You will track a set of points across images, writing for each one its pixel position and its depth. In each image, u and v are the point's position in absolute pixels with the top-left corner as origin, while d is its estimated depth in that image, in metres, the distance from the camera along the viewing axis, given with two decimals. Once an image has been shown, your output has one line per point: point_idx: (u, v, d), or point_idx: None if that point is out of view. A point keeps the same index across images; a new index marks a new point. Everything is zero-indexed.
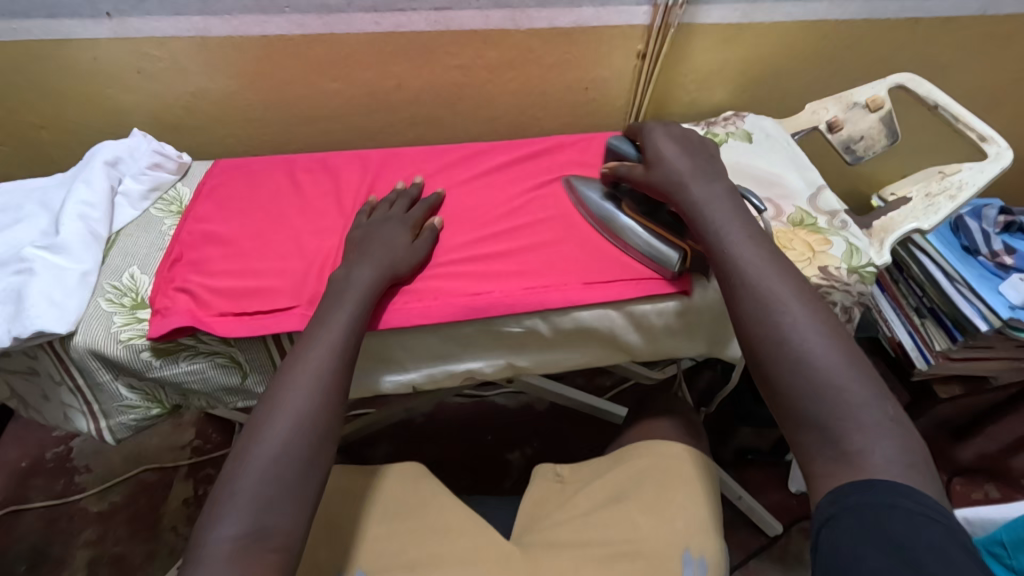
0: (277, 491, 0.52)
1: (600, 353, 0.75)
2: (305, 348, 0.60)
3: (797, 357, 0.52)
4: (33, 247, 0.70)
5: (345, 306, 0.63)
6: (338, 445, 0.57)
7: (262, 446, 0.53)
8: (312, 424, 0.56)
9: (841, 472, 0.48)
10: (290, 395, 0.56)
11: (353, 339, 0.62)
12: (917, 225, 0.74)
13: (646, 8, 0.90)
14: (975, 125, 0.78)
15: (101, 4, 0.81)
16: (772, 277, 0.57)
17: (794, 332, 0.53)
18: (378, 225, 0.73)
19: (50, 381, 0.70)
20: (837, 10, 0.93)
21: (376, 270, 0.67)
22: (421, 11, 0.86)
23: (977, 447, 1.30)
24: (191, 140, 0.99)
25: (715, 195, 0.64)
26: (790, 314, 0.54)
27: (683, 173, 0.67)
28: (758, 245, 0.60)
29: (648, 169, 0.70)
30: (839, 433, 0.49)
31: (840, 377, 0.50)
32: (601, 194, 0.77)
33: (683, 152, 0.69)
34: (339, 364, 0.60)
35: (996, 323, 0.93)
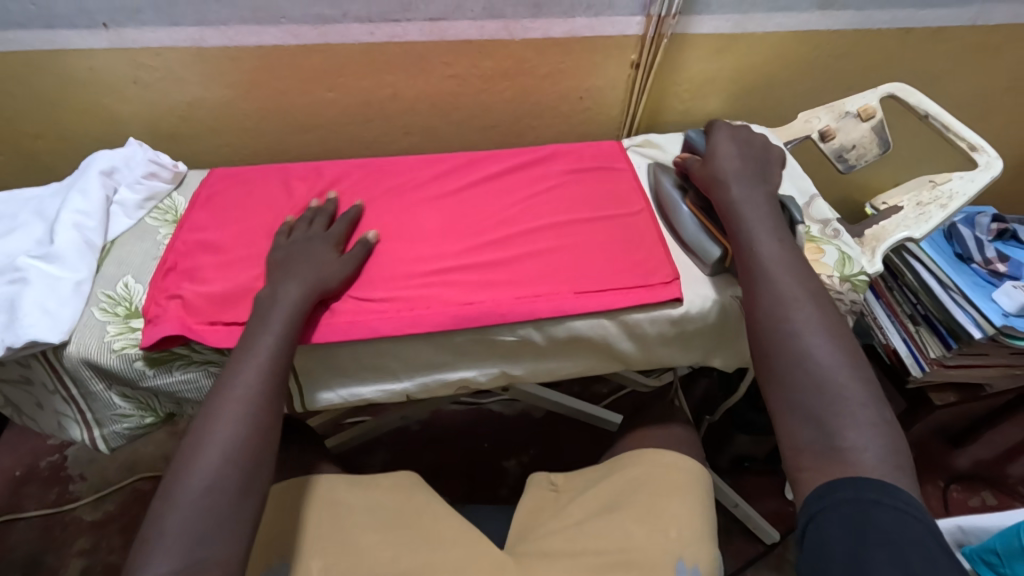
0: (210, 521, 0.52)
1: (593, 362, 0.75)
2: (230, 378, 0.60)
3: (803, 351, 0.56)
4: (28, 257, 0.70)
5: (270, 331, 0.63)
6: (272, 467, 0.58)
7: (192, 479, 0.54)
8: (240, 450, 0.56)
9: (832, 466, 0.50)
10: (215, 426, 0.57)
11: (279, 364, 0.62)
12: (908, 234, 0.74)
13: (639, 18, 0.90)
14: (965, 134, 0.78)
15: (97, 15, 0.82)
16: (788, 278, 0.61)
17: (808, 326, 0.57)
18: (299, 245, 0.72)
19: (43, 391, 0.70)
20: (828, 20, 0.94)
21: (302, 288, 0.67)
22: (416, 21, 0.87)
23: (972, 454, 1.31)
24: (187, 149, 0.99)
25: (748, 199, 0.68)
26: (806, 311, 0.58)
27: (731, 172, 0.71)
28: (784, 250, 0.64)
29: (704, 163, 0.74)
30: (833, 428, 0.51)
31: (843, 373, 0.54)
32: (674, 181, 0.81)
33: (739, 153, 0.73)
34: (266, 391, 0.60)
35: (990, 330, 0.94)
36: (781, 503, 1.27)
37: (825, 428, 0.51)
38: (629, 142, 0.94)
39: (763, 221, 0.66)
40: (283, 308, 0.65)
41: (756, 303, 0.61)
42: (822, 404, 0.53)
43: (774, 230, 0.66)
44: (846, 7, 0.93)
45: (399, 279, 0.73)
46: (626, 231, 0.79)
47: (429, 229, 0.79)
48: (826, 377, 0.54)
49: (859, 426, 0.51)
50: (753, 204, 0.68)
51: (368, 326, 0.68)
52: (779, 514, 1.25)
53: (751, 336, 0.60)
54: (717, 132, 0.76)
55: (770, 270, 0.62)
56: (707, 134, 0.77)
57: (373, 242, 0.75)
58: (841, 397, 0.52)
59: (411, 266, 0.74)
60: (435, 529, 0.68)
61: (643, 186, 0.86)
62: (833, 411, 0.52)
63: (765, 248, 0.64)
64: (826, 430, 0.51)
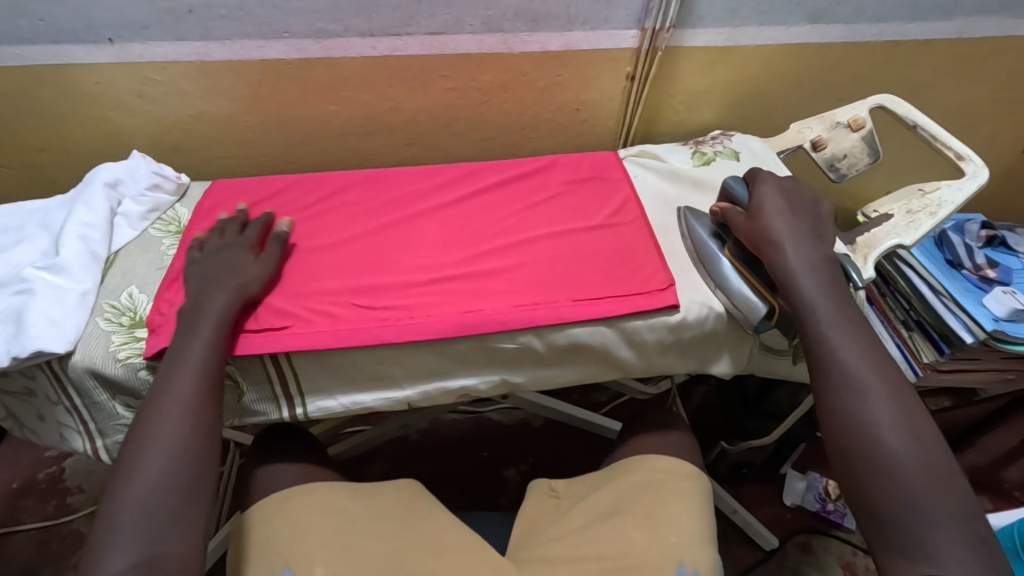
0: (161, 517, 0.54)
1: (591, 368, 0.76)
2: (164, 384, 0.61)
3: (889, 454, 0.55)
4: (33, 268, 0.71)
5: (199, 338, 0.64)
6: (218, 458, 0.60)
7: (137, 481, 0.55)
8: (186, 447, 0.58)
9: (912, 567, 0.50)
10: (158, 428, 0.58)
11: (213, 367, 0.62)
12: (899, 240, 0.75)
13: (635, 32, 0.93)
14: (953, 144, 0.80)
15: (104, 30, 0.83)
16: (865, 368, 0.60)
17: (888, 421, 0.57)
18: (212, 256, 0.72)
19: (47, 401, 0.70)
20: (818, 34, 0.97)
21: (229, 297, 0.68)
22: (416, 35, 0.89)
23: (968, 459, 1.32)
24: (189, 161, 1.00)
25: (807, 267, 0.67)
26: (886, 405, 0.57)
27: (782, 232, 0.69)
28: (857, 332, 0.63)
29: (752, 219, 0.72)
30: (920, 535, 0.51)
31: (929, 474, 0.53)
32: (709, 229, 0.79)
33: (788, 211, 0.72)
34: (204, 393, 0.61)
35: (981, 335, 0.96)
36: (779, 509, 1.28)
37: (913, 535, 0.51)
38: (627, 152, 0.96)
39: (832, 302, 0.65)
40: (213, 317, 0.65)
41: (835, 397, 0.60)
42: (913, 510, 0.52)
43: (847, 315, 0.64)
44: (835, 20, 0.95)
45: (401, 288, 0.74)
46: (621, 241, 0.81)
47: (430, 239, 0.81)
48: (918, 485, 0.53)
49: (948, 534, 0.51)
50: (818, 279, 0.66)
51: (369, 334, 0.69)
52: (778, 521, 1.26)
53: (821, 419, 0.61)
54: (761, 184, 0.75)
55: (844, 358, 0.61)
56: (750, 185, 0.76)
57: (287, 232, 0.77)
58: (930, 504, 0.52)
59: (412, 274, 0.76)
60: (441, 538, 0.69)
61: (640, 195, 0.88)
62: (922, 515, 0.52)
63: (840, 336, 0.62)
64: (914, 536, 0.51)
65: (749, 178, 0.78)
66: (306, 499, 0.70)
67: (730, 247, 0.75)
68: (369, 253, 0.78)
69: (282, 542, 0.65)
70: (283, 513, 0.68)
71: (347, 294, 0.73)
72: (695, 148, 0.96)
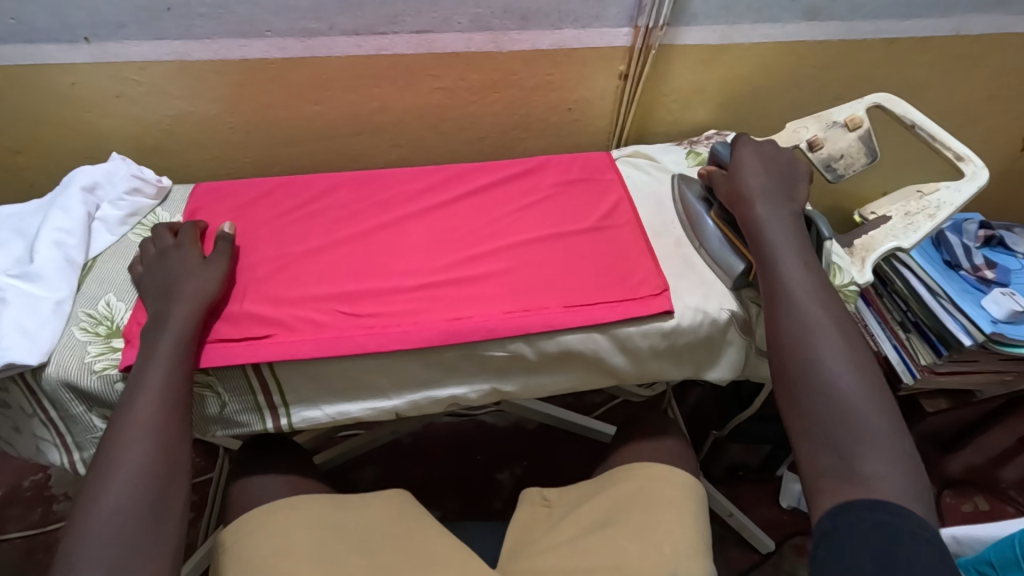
0: (122, 550, 0.51)
1: (585, 375, 0.74)
2: (125, 411, 0.58)
3: (831, 383, 0.55)
4: (5, 276, 0.69)
5: (160, 359, 0.61)
6: (186, 485, 0.58)
7: (97, 514, 0.52)
8: (149, 477, 0.55)
9: (844, 488, 0.50)
10: (122, 456, 0.55)
11: (175, 390, 0.60)
12: (898, 243, 0.74)
13: (627, 29, 0.91)
14: (952, 144, 0.78)
15: (79, 29, 0.81)
16: (815, 308, 0.60)
17: (835, 360, 0.56)
18: (158, 258, 0.71)
19: (21, 414, 0.67)
20: (814, 31, 0.95)
21: (190, 307, 0.65)
22: (403, 34, 0.87)
23: (964, 459, 1.31)
24: (171, 163, 0.98)
25: (767, 216, 0.68)
26: (831, 339, 0.58)
27: (755, 189, 0.70)
28: (810, 275, 0.63)
29: (729, 179, 0.73)
30: (851, 455, 0.51)
31: (865, 401, 0.54)
32: (698, 194, 0.81)
33: (764, 169, 0.72)
34: (165, 419, 0.58)
35: (980, 336, 0.95)
36: (775, 511, 1.26)
37: (844, 454, 0.51)
38: (620, 152, 0.94)
39: (786, 245, 0.65)
40: (175, 330, 0.63)
41: (785, 331, 0.60)
42: (846, 431, 0.52)
43: (804, 260, 0.64)
44: (830, 18, 0.93)
45: (389, 294, 0.72)
46: (613, 243, 0.79)
47: (418, 243, 0.79)
48: (854, 409, 0.53)
49: (877, 455, 0.51)
50: (776, 228, 0.67)
51: (354, 341, 0.67)
52: (773, 523, 1.25)
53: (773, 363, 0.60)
54: (740, 144, 0.76)
55: (797, 296, 0.61)
56: (732, 147, 0.76)
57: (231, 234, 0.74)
58: (863, 426, 0.52)
59: (399, 280, 0.74)
60: (428, 550, 0.67)
61: (632, 197, 0.86)
62: (854, 436, 0.52)
63: (794, 276, 0.63)
64: (844, 455, 0.51)
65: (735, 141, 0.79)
66: (292, 514, 0.67)
67: (714, 210, 0.77)
68: (355, 258, 0.76)
69: (266, 557, 0.62)
70: (267, 527, 0.66)
71: (331, 300, 0.71)
72: (689, 148, 0.95)
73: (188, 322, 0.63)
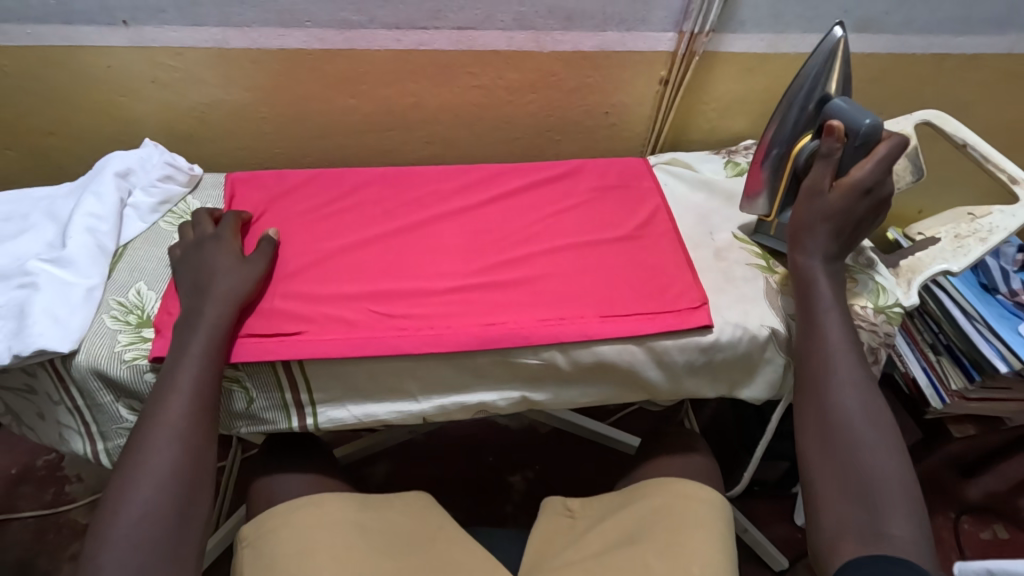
0: (147, 554, 0.51)
1: (617, 388, 0.72)
2: (153, 410, 0.57)
3: (863, 443, 0.56)
4: (37, 260, 0.68)
5: (192, 358, 0.59)
6: (213, 489, 0.57)
7: (122, 516, 0.52)
8: (177, 480, 0.54)
9: (870, 548, 0.51)
10: (153, 456, 0.54)
11: (206, 391, 0.58)
12: (947, 266, 0.72)
13: (671, 35, 0.89)
14: (1006, 166, 0.75)
15: (118, 12, 0.81)
16: (849, 363, 0.60)
17: (864, 421, 0.57)
18: (197, 246, 0.70)
19: (48, 400, 0.67)
20: (863, 44, 0.93)
21: (224, 303, 0.64)
22: (443, 29, 0.85)
23: (985, 485, 1.30)
24: (200, 151, 0.97)
25: (811, 266, 0.65)
26: (865, 400, 0.58)
27: (822, 232, 0.65)
28: (848, 329, 0.62)
29: (814, 193, 0.65)
30: (878, 515, 0.52)
31: (898, 465, 0.55)
32: (817, 97, 0.68)
33: (844, 209, 0.64)
34: (195, 421, 0.57)
35: (1016, 363, 0.92)
36: (790, 529, 1.24)
37: (873, 515, 0.52)
38: (656, 159, 0.92)
39: (832, 295, 0.64)
40: (208, 330, 0.61)
41: (817, 387, 0.60)
42: (878, 489, 0.53)
43: (843, 313, 0.63)
44: (880, 31, 0.91)
45: (422, 296, 0.71)
46: (650, 253, 0.77)
47: (451, 245, 0.77)
48: (882, 471, 0.54)
49: (902, 515, 0.52)
50: (822, 277, 0.64)
51: (384, 343, 0.66)
52: (788, 541, 1.22)
53: (805, 413, 0.60)
54: (873, 173, 0.64)
55: (834, 352, 0.61)
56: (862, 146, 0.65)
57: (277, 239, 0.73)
58: (892, 487, 0.53)
59: (432, 281, 0.72)
60: (452, 557, 0.66)
61: (670, 207, 0.84)
62: (884, 497, 0.53)
63: (833, 328, 0.62)
64: (874, 516, 0.52)
65: (871, 137, 0.64)
66: (312, 513, 0.65)
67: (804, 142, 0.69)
68: (387, 256, 0.75)
69: (291, 554, 0.61)
70: (288, 525, 0.64)
71: (364, 299, 0.70)
72: (727, 158, 0.93)
73: (221, 318, 0.62)
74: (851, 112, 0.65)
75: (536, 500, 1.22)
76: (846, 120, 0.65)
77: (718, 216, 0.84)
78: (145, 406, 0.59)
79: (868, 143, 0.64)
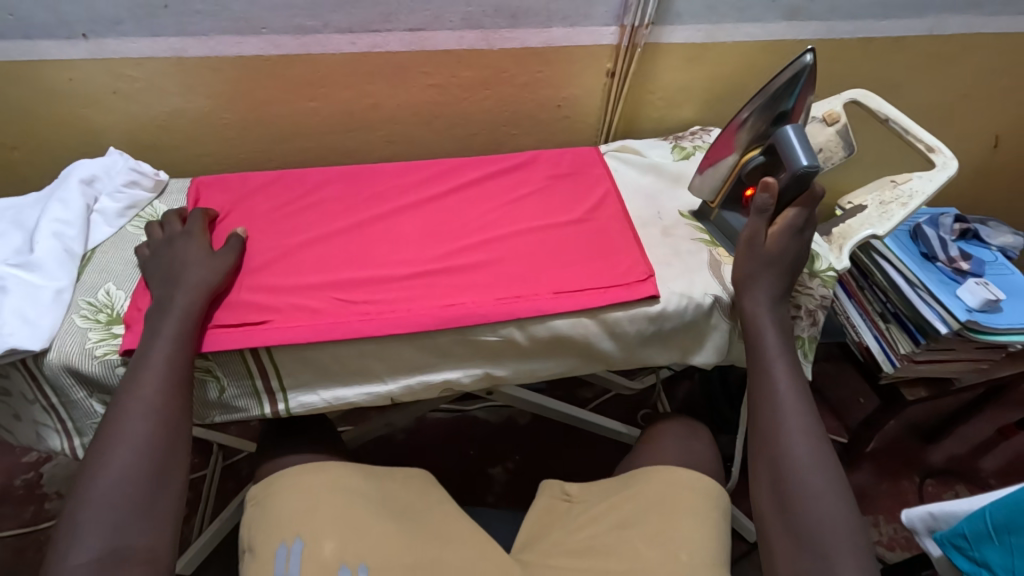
0: (128, 513, 0.53)
1: (575, 361, 0.76)
2: (130, 383, 0.60)
3: (812, 490, 0.56)
4: (6, 265, 0.70)
5: (163, 338, 0.62)
6: (191, 455, 0.59)
7: (100, 482, 0.54)
8: (152, 451, 0.56)
9: None
10: (128, 429, 0.57)
11: (180, 369, 0.61)
12: (873, 231, 0.77)
13: (613, 29, 0.94)
14: (923, 137, 0.81)
15: (77, 25, 0.83)
16: (796, 408, 0.61)
17: (811, 467, 0.58)
18: (165, 246, 0.72)
19: (22, 401, 0.69)
20: (794, 31, 0.99)
21: (194, 293, 0.66)
22: (396, 31, 0.89)
23: (946, 449, 1.36)
24: (167, 160, 0.99)
25: (758, 315, 0.68)
26: (814, 449, 0.59)
27: (760, 278, 0.69)
28: (794, 374, 0.64)
29: (753, 242, 0.70)
30: (830, 560, 0.53)
31: (848, 514, 0.55)
32: (782, 110, 0.72)
33: (782, 256, 0.69)
34: (172, 395, 0.60)
35: (955, 324, 0.97)
36: None
37: (825, 564, 0.53)
38: (608, 147, 0.97)
39: (780, 349, 0.65)
40: (179, 313, 0.64)
41: (766, 437, 0.61)
42: (826, 537, 0.54)
43: (790, 362, 0.65)
44: (809, 18, 0.97)
45: (385, 282, 0.74)
46: (602, 234, 0.81)
47: (412, 234, 0.81)
48: (831, 519, 0.55)
49: (853, 563, 0.53)
50: (769, 327, 0.67)
51: (350, 327, 0.69)
52: None
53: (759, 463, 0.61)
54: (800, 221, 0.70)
55: (783, 403, 0.62)
56: (797, 180, 0.68)
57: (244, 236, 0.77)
58: (840, 536, 0.54)
59: (393, 269, 0.76)
60: (452, 530, 0.67)
61: (619, 189, 0.89)
62: (834, 545, 0.54)
63: (782, 380, 0.63)
64: (825, 565, 0.53)
65: (805, 176, 0.68)
66: (318, 478, 0.66)
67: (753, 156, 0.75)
68: (350, 249, 0.78)
69: (296, 516, 0.62)
70: (297, 487, 0.65)
71: (327, 288, 0.73)
72: (675, 143, 0.98)
73: (189, 301, 0.65)
74: (794, 149, 0.68)
75: (517, 488, 1.26)
76: (787, 153, 0.69)
77: (665, 196, 0.89)
78: (114, 398, 0.60)
79: (805, 180, 0.68)
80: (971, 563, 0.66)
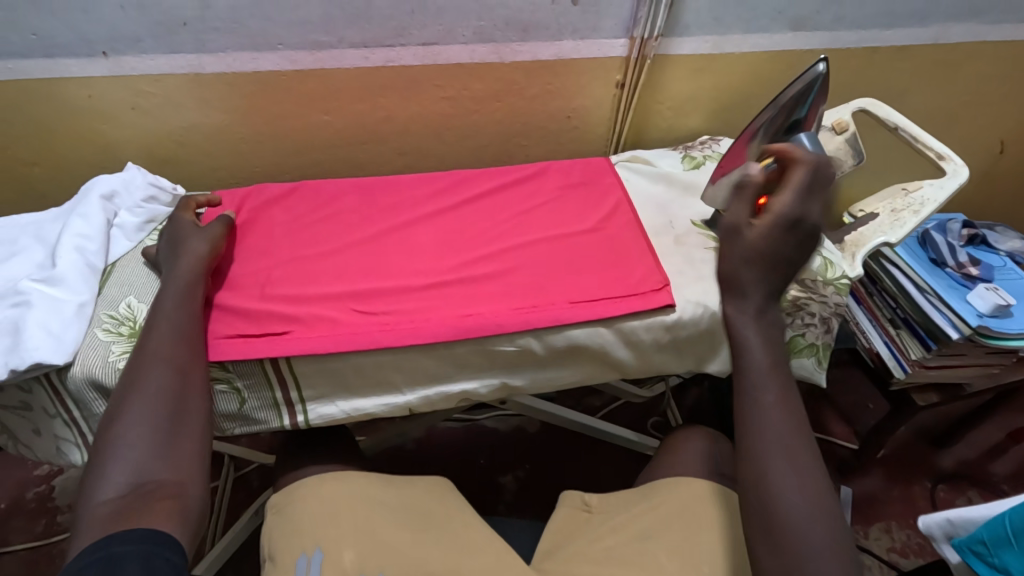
0: (150, 447, 0.54)
1: (590, 370, 0.77)
2: (141, 349, 0.61)
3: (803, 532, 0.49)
4: (30, 280, 0.71)
5: (167, 300, 0.65)
6: (206, 402, 0.60)
7: (120, 428, 0.54)
8: (170, 397, 0.57)
9: None
10: (144, 379, 0.58)
11: (186, 323, 0.64)
12: (885, 239, 0.77)
13: (623, 41, 0.95)
14: (932, 144, 0.82)
15: (97, 44, 0.84)
16: (789, 440, 0.53)
17: (805, 508, 0.50)
18: (166, 232, 0.76)
19: (44, 416, 0.69)
20: (801, 40, 1.00)
21: (195, 263, 0.69)
22: (409, 46, 0.90)
23: (957, 454, 1.36)
24: (182, 173, 1.00)
25: (744, 329, 0.60)
26: (807, 489, 0.50)
27: (743, 282, 0.62)
28: (787, 402, 0.55)
29: (733, 235, 0.64)
30: None
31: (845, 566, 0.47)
32: (793, 119, 0.73)
33: (770, 248, 0.61)
34: (182, 353, 0.61)
35: (966, 330, 0.98)
36: None
37: None
38: (619, 157, 0.98)
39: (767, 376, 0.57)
40: (182, 287, 0.67)
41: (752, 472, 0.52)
42: None
43: (781, 388, 0.56)
44: (816, 28, 0.99)
45: (402, 293, 0.75)
46: (614, 243, 0.82)
47: (428, 244, 0.82)
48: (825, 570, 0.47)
49: None
50: (758, 344, 0.59)
51: (370, 338, 0.69)
52: None
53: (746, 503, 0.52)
54: (794, 206, 0.61)
55: (773, 440, 0.53)
56: None
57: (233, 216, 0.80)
58: None
59: (411, 279, 0.76)
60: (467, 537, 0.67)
61: (631, 199, 0.90)
62: None
63: (772, 410, 0.55)
64: None
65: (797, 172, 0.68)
66: (341, 487, 0.66)
67: None
68: (368, 260, 0.79)
69: (318, 524, 0.62)
70: (319, 496, 0.65)
71: (347, 299, 0.74)
72: (684, 153, 0.99)
73: (194, 278, 0.68)
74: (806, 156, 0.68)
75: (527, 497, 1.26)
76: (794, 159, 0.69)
77: (676, 205, 0.90)
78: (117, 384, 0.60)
79: None
80: (992, 569, 0.65)
